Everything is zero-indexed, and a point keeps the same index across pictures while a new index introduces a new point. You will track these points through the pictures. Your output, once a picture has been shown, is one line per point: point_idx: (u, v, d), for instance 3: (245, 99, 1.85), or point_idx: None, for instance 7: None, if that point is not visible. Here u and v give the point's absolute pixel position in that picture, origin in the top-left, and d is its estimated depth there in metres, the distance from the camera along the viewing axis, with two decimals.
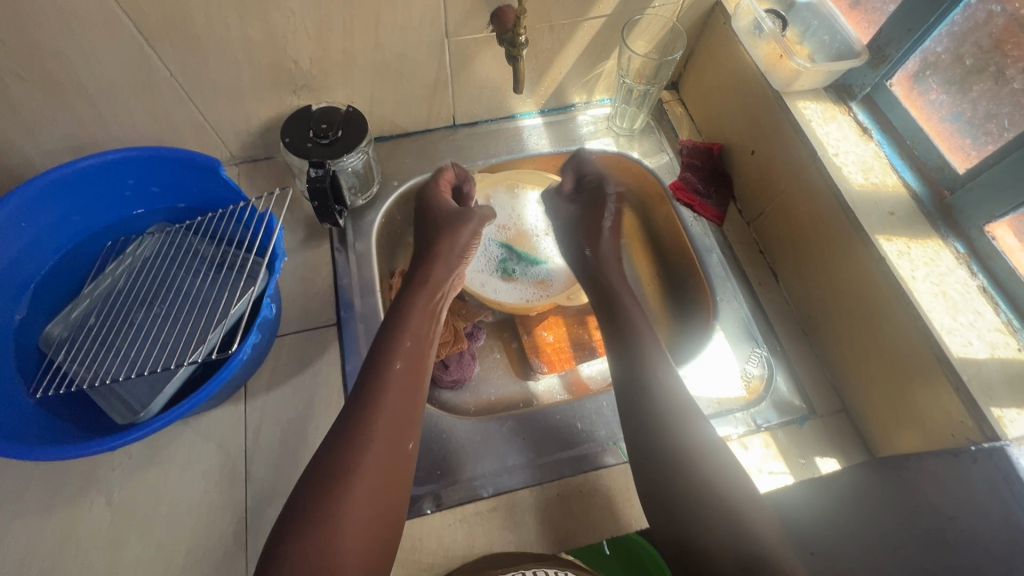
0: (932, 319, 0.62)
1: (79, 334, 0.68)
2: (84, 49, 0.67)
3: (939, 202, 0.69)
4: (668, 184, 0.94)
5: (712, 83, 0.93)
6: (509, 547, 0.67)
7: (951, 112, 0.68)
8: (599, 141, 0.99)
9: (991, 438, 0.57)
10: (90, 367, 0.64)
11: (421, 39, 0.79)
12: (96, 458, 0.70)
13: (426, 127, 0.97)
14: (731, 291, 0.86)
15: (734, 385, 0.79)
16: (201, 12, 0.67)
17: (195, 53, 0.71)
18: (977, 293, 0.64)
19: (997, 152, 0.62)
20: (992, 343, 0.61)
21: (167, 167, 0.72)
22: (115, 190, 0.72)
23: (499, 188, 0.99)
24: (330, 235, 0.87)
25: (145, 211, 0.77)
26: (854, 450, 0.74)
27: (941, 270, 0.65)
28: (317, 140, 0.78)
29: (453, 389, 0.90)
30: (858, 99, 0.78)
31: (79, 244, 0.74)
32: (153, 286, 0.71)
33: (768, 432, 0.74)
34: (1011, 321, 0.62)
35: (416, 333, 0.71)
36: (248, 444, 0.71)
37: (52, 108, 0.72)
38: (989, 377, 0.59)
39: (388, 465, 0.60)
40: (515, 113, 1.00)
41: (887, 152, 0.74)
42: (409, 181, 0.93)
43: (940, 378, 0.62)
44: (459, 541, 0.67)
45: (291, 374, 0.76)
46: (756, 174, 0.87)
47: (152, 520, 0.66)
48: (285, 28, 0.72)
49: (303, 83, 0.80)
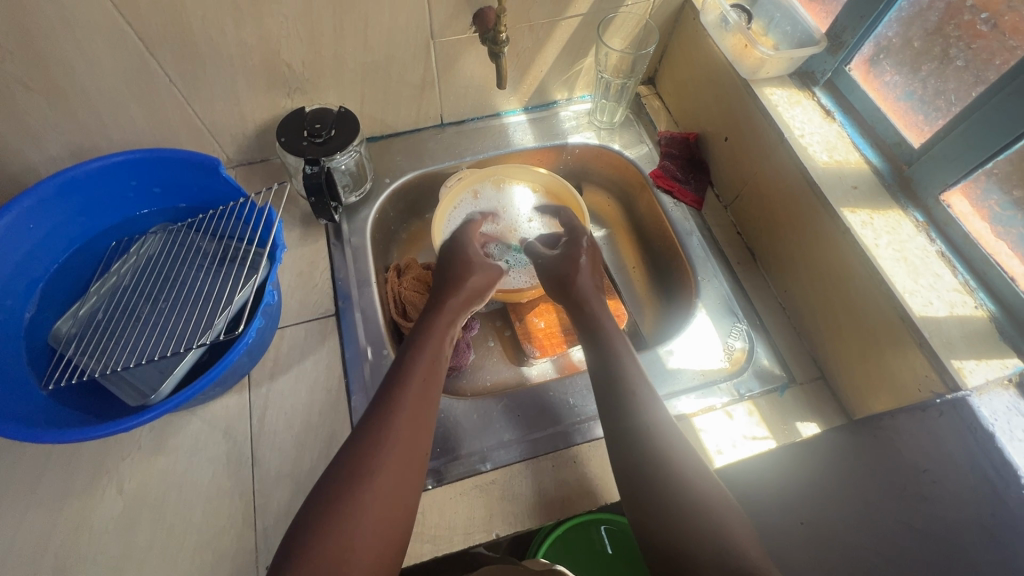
0: (896, 283, 0.66)
1: (88, 329, 0.71)
2: (86, 57, 0.70)
3: (898, 175, 0.74)
4: (648, 173, 0.99)
5: (685, 76, 0.98)
6: (508, 517, 0.70)
7: (904, 92, 0.73)
8: (581, 134, 1.04)
9: (953, 388, 0.61)
10: (100, 358, 0.67)
11: (408, 41, 0.83)
12: (105, 449, 0.72)
13: (415, 126, 1.01)
14: (712, 271, 0.90)
15: (716, 357, 0.83)
16: (199, 19, 0.71)
17: (194, 59, 0.75)
18: (936, 257, 0.68)
19: (946, 126, 0.67)
20: (951, 302, 0.65)
21: (169, 168, 0.75)
22: (119, 192, 0.76)
23: (486, 184, 1.01)
24: (326, 231, 0.90)
25: (147, 212, 0.80)
26: (832, 414, 0.78)
27: (902, 238, 0.70)
28: (312, 139, 0.82)
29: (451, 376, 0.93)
30: (820, 84, 0.83)
31: (85, 244, 0.77)
32: (157, 282, 0.74)
33: (751, 400, 0.78)
34: (968, 281, 0.67)
35: (434, 348, 0.73)
36: (253, 430, 0.74)
37: (56, 115, 0.75)
38: (949, 333, 0.64)
39: (405, 476, 0.61)
40: (500, 111, 1.04)
41: (849, 131, 0.79)
42: (401, 178, 0.97)
43: (906, 337, 0.66)
44: (460, 513, 0.70)
45: (293, 362, 0.79)
46: (730, 160, 0.92)
47: (162, 506, 0.69)
48: (278, 33, 0.76)
49: (297, 85, 0.84)
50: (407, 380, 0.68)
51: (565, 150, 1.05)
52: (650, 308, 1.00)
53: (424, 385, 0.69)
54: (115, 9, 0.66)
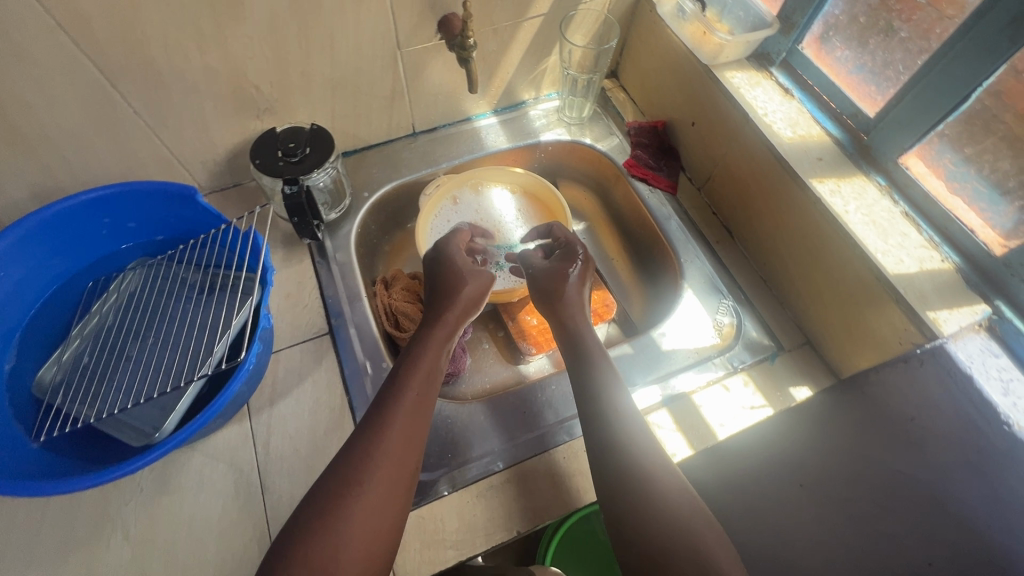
0: (868, 245, 0.70)
1: (74, 374, 0.68)
2: (45, 94, 0.68)
3: (858, 144, 0.78)
4: (621, 164, 1.01)
5: (647, 67, 1.01)
6: (526, 512, 0.71)
7: (856, 65, 0.78)
8: (552, 131, 1.06)
9: (931, 338, 0.65)
10: (92, 403, 0.65)
11: (376, 52, 0.83)
12: (104, 496, 0.69)
13: (387, 138, 1.01)
14: (693, 252, 0.93)
15: (708, 334, 0.86)
16: (162, 46, 0.69)
17: (158, 88, 0.74)
18: (901, 217, 0.72)
19: (897, 94, 0.72)
20: (920, 258, 0.69)
21: (143, 200, 0.73)
22: (93, 230, 0.73)
23: (464, 188, 1.01)
24: (309, 250, 0.90)
25: (124, 248, 0.78)
26: (822, 376, 0.82)
27: (869, 202, 0.74)
28: (287, 159, 0.81)
29: (450, 382, 0.93)
30: (777, 64, 0.87)
31: (61, 287, 0.74)
32: (142, 318, 0.72)
33: (745, 372, 0.81)
34: (933, 237, 0.71)
35: (430, 360, 0.73)
36: (259, 458, 0.73)
37: (16, 156, 0.72)
38: (921, 287, 0.67)
39: (394, 489, 0.62)
40: (470, 115, 1.05)
41: (808, 107, 0.83)
42: (380, 190, 0.97)
43: (883, 295, 0.69)
44: (479, 515, 0.71)
45: (292, 386, 0.78)
46: (699, 144, 0.95)
47: (173, 546, 0.67)
48: (244, 54, 0.75)
49: (266, 106, 0.83)
50: (394, 410, 0.66)
51: (538, 148, 1.06)
52: (638, 295, 1.02)
53: (414, 412, 0.67)
54: (73, 43, 0.65)
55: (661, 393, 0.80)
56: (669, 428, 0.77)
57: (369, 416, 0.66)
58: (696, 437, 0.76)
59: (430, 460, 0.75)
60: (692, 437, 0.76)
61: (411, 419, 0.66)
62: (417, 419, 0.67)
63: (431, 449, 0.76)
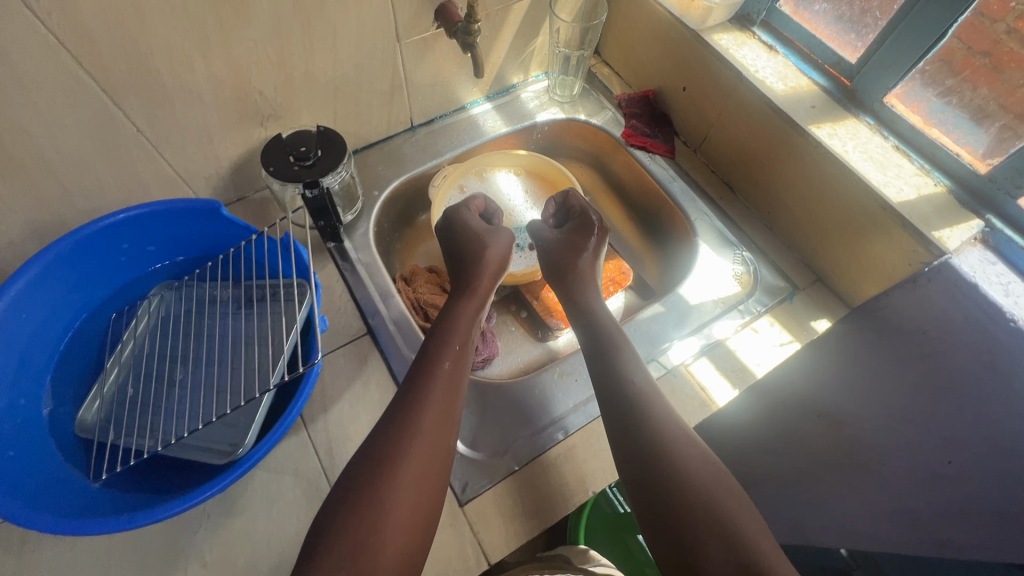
0: (870, 178, 0.76)
1: (121, 409, 0.66)
2: (45, 119, 0.64)
3: (844, 90, 0.84)
4: (619, 135, 1.04)
5: (631, 39, 1.04)
6: (596, 472, 0.75)
7: (834, 17, 0.84)
8: (547, 111, 1.08)
9: (938, 254, 0.71)
10: (152, 434, 0.63)
11: (376, 47, 0.83)
12: (170, 527, 0.67)
13: (387, 134, 1.00)
14: (701, 209, 0.98)
15: (729, 283, 0.91)
16: (165, 58, 0.66)
17: (162, 103, 0.71)
18: (893, 151, 0.79)
19: (878, 38, 0.78)
20: (917, 185, 0.76)
21: (163, 222, 0.71)
22: (112, 258, 0.70)
23: (470, 176, 1.02)
24: (331, 254, 0.88)
25: (146, 273, 0.75)
26: (836, 307, 0.88)
27: (863, 140, 0.80)
28: (301, 163, 0.79)
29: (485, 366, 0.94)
30: (757, 23, 0.92)
31: (85, 322, 0.70)
32: (183, 342, 0.70)
33: (769, 313, 0.87)
34: (924, 165, 0.78)
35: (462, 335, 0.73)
36: (325, 464, 0.72)
37: (16, 190, 0.68)
38: (923, 210, 0.74)
39: (431, 463, 0.62)
40: (465, 104, 1.05)
41: (793, 61, 0.89)
42: (389, 187, 0.96)
43: (890, 223, 0.76)
44: (553, 482, 0.74)
45: (343, 389, 0.77)
46: (692, 107, 1.00)
47: (256, 564, 0.66)
48: (249, 60, 0.73)
49: (269, 112, 0.81)
50: (422, 410, 0.65)
51: (535, 129, 1.08)
52: (652, 261, 1.06)
53: (443, 408, 0.66)
54: (73, 61, 0.61)
55: (697, 343, 0.85)
56: (711, 373, 0.83)
57: (394, 417, 0.64)
58: (738, 376, 0.82)
59: (494, 440, 0.77)
60: (733, 377, 0.82)
61: (439, 417, 0.65)
62: (447, 415, 0.66)
63: (493, 429, 0.78)
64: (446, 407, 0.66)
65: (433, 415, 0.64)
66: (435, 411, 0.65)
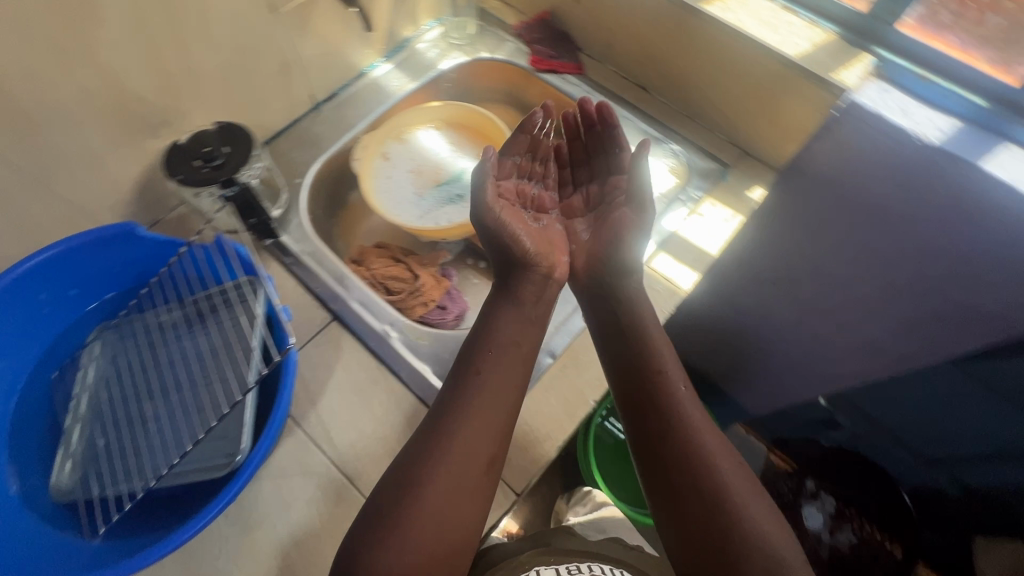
0: (767, 41, 0.80)
1: (95, 462, 0.61)
2: None
3: None
4: (527, 63, 1.04)
5: None
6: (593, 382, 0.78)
7: None
8: (449, 58, 1.05)
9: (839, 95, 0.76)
10: (139, 475, 0.60)
11: (254, 23, 0.77)
12: (191, 560, 0.65)
13: (292, 119, 0.95)
14: (623, 116, 1.00)
15: (666, 178, 0.95)
16: (19, 81, 0.59)
17: (36, 133, 0.64)
18: (780, 11, 0.83)
19: None
20: (808, 38, 0.80)
21: (75, 261, 0.65)
22: (31, 313, 0.64)
23: (390, 141, 0.99)
24: (273, 253, 0.85)
25: (73, 323, 0.69)
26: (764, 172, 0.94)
27: (752, 7, 0.83)
28: (209, 164, 0.74)
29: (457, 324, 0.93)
30: None
31: (22, 390, 0.65)
32: (139, 378, 0.66)
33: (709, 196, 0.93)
34: (810, 18, 0.82)
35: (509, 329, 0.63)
36: (332, 454, 0.71)
37: None
38: (821, 59, 0.78)
39: (471, 482, 0.54)
40: (363, 69, 1.01)
41: None
42: (311, 171, 0.92)
43: (796, 78, 0.79)
44: (555, 402, 0.77)
45: (326, 380, 0.75)
46: (588, 18, 0.98)
47: (291, 566, 0.65)
48: (116, 64, 0.66)
49: (158, 119, 0.75)
50: (460, 434, 0.56)
51: (442, 80, 1.05)
52: None
53: (495, 399, 0.58)
54: None
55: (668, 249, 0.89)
56: (671, 264, 0.88)
57: (429, 435, 0.57)
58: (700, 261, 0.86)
59: None
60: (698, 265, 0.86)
61: (496, 413, 0.58)
62: (499, 411, 0.58)
63: None
64: (503, 400, 0.59)
65: (480, 417, 0.57)
66: (489, 406, 0.58)
